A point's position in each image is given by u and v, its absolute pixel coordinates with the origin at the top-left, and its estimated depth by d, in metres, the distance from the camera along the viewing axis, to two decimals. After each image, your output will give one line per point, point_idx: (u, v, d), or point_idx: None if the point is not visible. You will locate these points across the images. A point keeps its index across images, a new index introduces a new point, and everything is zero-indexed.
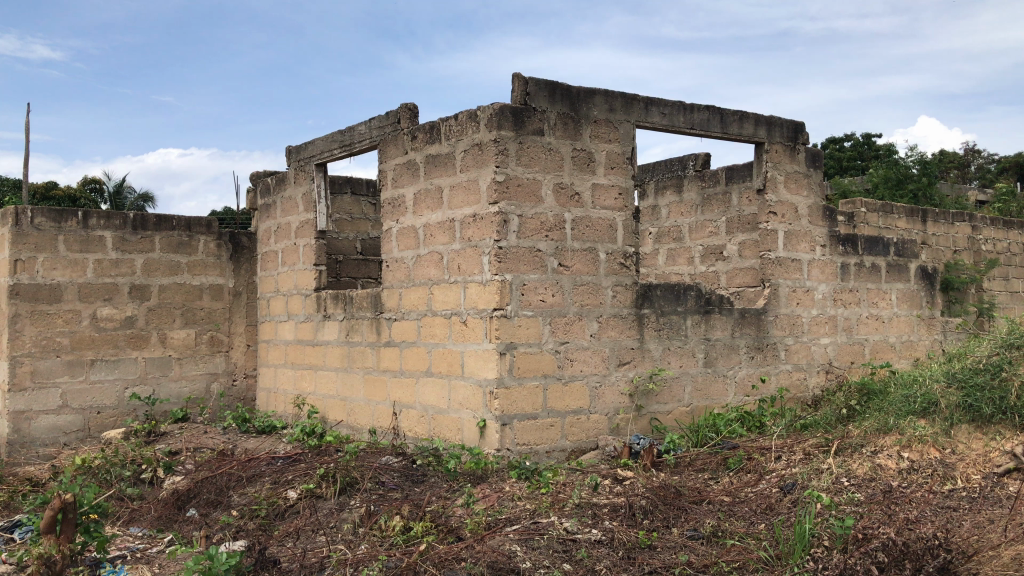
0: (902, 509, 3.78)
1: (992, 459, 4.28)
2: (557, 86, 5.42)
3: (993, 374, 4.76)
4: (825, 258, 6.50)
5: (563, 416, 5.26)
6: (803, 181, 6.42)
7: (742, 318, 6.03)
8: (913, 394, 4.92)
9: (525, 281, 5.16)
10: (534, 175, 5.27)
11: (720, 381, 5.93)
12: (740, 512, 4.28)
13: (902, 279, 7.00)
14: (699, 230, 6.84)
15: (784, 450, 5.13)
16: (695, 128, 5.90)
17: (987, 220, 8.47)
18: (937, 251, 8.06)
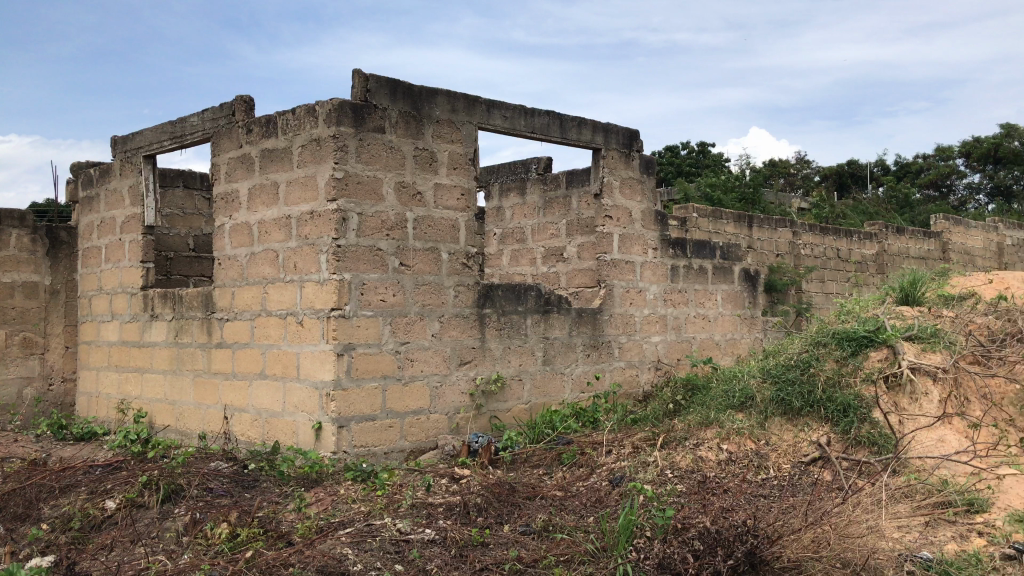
0: (717, 499, 3.98)
1: (801, 449, 4.57)
2: (398, 84, 5.37)
3: (802, 369, 5.04)
4: (656, 260, 6.77)
5: (402, 416, 5.23)
6: (637, 187, 6.66)
7: (579, 318, 6.19)
8: (733, 389, 5.19)
9: (364, 281, 5.09)
10: (374, 173, 5.21)
11: (558, 378, 6.06)
12: (570, 506, 4.39)
13: (727, 281, 7.38)
14: (541, 232, 6.98)
15: (615, 444, 5.31)
16: (535, 132, 6.00)
17: (806, 226, 9.06)
18: (762, 255, 8.58)
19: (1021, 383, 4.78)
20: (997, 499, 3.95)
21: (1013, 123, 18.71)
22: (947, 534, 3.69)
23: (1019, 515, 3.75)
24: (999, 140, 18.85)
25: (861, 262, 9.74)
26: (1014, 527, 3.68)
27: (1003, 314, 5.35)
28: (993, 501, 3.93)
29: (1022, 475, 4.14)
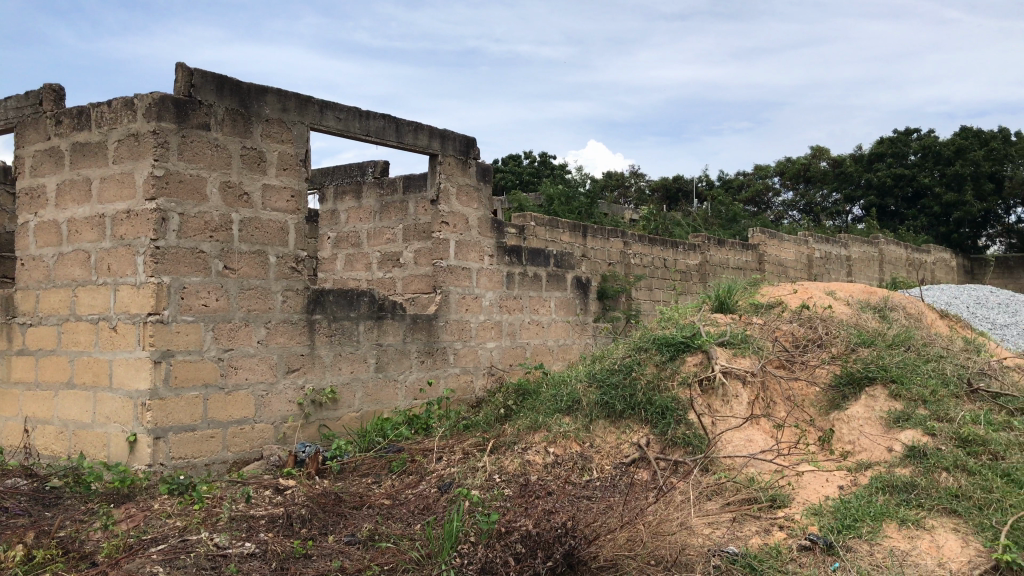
0: (541, 502, 4.05)
1: (623, 451, 4.74)
2: (226, 81, 5.16)
3: (625, 373, 5.23)
4: (491, 267, 6.83)
5: (225, 426, 5.01)
6: (474, 194, 6.71)
7: (413, 324, 6.15)
8: (561, 394, 5.32)
9: (185, 285, 4.85)
10: (197, 172, 4.97)
11: (391, 386, 5.99)
12: (397, 514, 4.34)
13: (560, 288, 7.55)
14: (377, 236, 6.87)
15: (445, 450, 5.31)
16: (370, 136, 5.92)
17: (636, 237, 9.42)
18: (595, 263, 8.84)
19: (820, 385, 5.16)
20: (797, 494, 4.23)
21: (821, 146, 20.32)
22: (752, 530, 3.91)
23: (815, 508, 4.03)
24: (808, 161, 20.47)
25: (686, 272, 10.23)
26: (811, 520, 3.95)
27: (805, 321, 5.76)
28: (793, 496, 4.20)
29: (820, 471, 4.47)
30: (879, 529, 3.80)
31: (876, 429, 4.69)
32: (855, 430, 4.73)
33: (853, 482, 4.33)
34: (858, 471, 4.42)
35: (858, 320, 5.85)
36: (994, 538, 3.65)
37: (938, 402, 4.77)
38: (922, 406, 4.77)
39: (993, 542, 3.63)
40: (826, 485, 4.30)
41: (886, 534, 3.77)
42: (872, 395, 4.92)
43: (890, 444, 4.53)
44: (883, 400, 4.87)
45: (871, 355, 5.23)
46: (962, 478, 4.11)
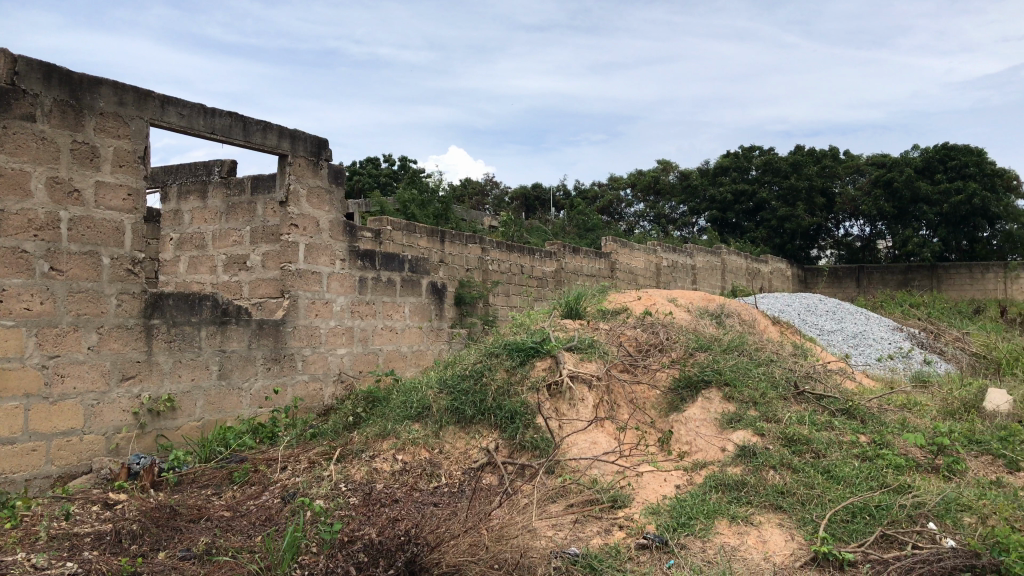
0: (385, 510, 4.01)
1: (471, 456, 4.75)
2: (54, 70, 4.84)
3: (476, 379, 5.24)
4: (343, 271, 6.72)
5: (48, 438, 4.67)
6: (325, 196, 6.58)
7: (259, 330, 5.95)
8: (411, 400, 5.28)
9: (3, 287, 4.52)
10: (20, 166, 4.65)
11: (235, 394, 5.76)
12: (237, 526, 4.18)
13: (415, 293, 7.49)
14: (223, 238, 6.61)
15: (290, 460, 5.17)
16: (215, 134, 5.68)
17: (494, 243, 9.50)
18: (452, 269, 8.84)
19: (661, 388, 5.37)
20: (637, 494, 4.37)
21: (668, 160, 21.39)
22: (593, 530, 4.01)
23: (653, 507, 4.18)
24: (658, 174, 21.62)
25: (542, 279, 10.40)
26: (648, 519, 4.10)
27: (648, 326, 5.98)
28: (634, 496, 4.34)
29: (659, 471, 4.64)
30: (712, 526, 3.98)
31: (711, 430, 4.91)
32: (692, 431, 4.94)
33: (689, 481, 4.52)
34: (694, 470, 4.62)
35: (697, 326, 6.12)
36: (814, 532, 3.90)
37: (767, 404, 5.08)
38: (753, 408, 5.05)
39: (813, 535, 3.88)
40: (663, 485, 4.47)
41: (717, 530, 3.95)
42: (707, 398, 5.16)
43: (723, 444, 4.76)
44: (717, 402, 5.12)
45: (707, 359, 5.49)
46: (787, 476, 4.38)
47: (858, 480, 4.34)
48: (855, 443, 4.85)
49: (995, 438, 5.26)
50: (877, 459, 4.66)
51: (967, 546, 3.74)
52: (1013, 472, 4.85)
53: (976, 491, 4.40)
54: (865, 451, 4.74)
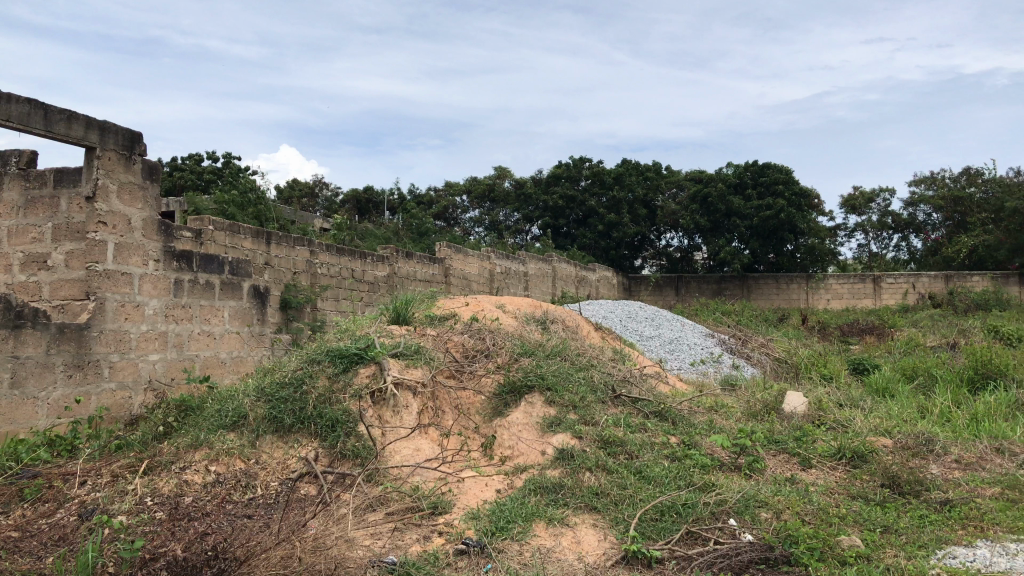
0: (193, 524, 3.82)
1: (289, 466, 4.60)
2: None
3: (296, 387, 5.07)
4: (157, 273, 6.36)
5: None
6: (138, 193, 6.21)
7: (59, 334, 5.51)
8: (226, 409, 5.05)
9: None
10: None
11: (30, 404, 5.30)
12: (25, 547, 3.84)
13: (235, 297, 7.20)
14: (20, 235, 6.05)
15: (90, 474, 4.82)
16: (10, 121, 5.24)
17: (323, 246, 9.31)
18: (279, 272, 8.56)
19: (485, 394, 5.42)
20: (458, 500, 4.38)
21: (504, 167, 21.70)
22: (413, 537, 3.98)
23: (473, 513, 4.20)
24: (494, 182, 21.87)
25: (374, 283, 10.27)
26: (468, 524, 4.11)
27: (475, 332, 6.02)
28: (455, 502, 4.35)
29: (480, 476, 4.68)
30: (529, 529, 4.05)
31: (532, 434, 5.01)
32: (514, 435, 5.02)
33: (509, 485, 4.59)
34: (514, 475, 4.69)
35: (522, 332, 6.24)
36: (625, 531, 4.05)
37: (586, 407, 5.25)
38: (572, 412, 5.20)
39: (624, 534, 4.03)
40: (484, 490, 4.51)
41: (534, 533, 4.03)
42: (529, 402, 5.25)
43: (543, 448, 4.86)
44: (539, 406, 5.22)
45: (530, 364, 5.60)
46: (602, 477, 4.54)
47: (667, 479, 4.56)
48: (666, 444, 5.09)
49: (791, 437, 5.68)
50: (685, 459, 4.92)
51: (762, 540, 4.03)
52: (805, 469, 5.26)
53: (772, 487, 4.74)
54: (675, 452, 5.00)
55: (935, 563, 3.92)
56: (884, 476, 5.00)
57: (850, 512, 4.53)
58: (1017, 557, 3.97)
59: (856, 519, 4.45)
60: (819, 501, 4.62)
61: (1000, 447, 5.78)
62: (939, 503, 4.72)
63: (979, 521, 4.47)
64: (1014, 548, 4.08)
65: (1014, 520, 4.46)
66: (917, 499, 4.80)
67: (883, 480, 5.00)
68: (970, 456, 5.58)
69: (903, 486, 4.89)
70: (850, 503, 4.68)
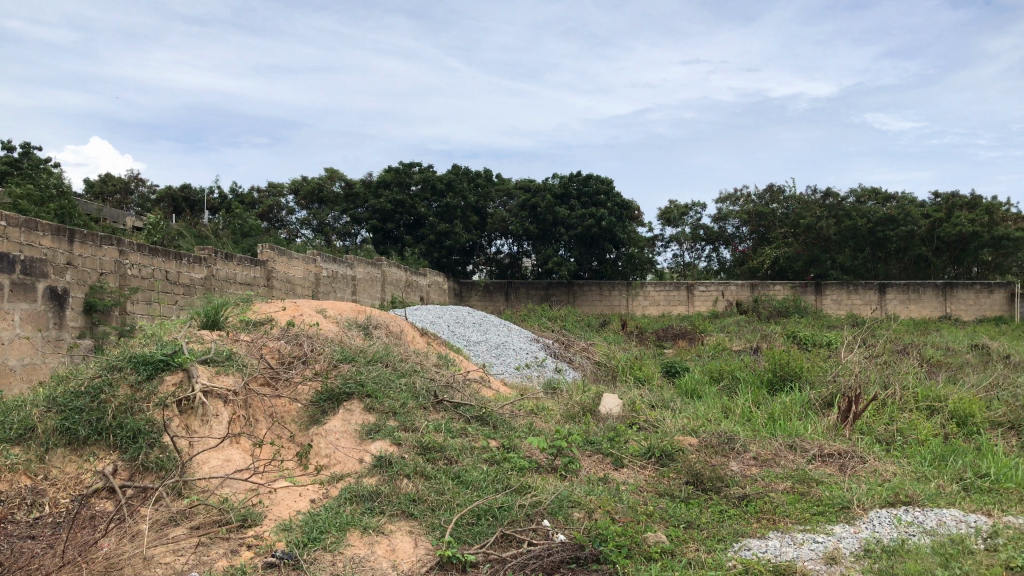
0: None
1: (83, 481, 4.28)
2: None
3: (93, 396, 4.68)
4: None
5: None
6: None
7: None
8: (10, 420, 4.60)
9: None
10: None
11: None
12: None
13: (27, 299, 6.69)
14: None
15: None
16: None
17: (134, 246, 8.74)
18: (83, 272, 7.86)
19: (302, 402, 5.27)
20: (270, 512, 4.22)
21: (333, 168, 21.26)
22: (218, 552, 3.79)
23: (285, 524, 4.06)
24: (322, 182, 21.50)
25: (190, 286, 9.76)
26: (279, 536, 3.97)
27: (293, 338, 5.83)
28: (266, 514, 4.19)
29: (294, 486, 4.53)
30: (342, 538, 3.96)
31: (350, 442, 4.91)
32: (331, 443, 4.90)
33: (324, 494, 4.48)
34: (330, 484, 4.58)
35: (343, 337, 6.12)
36: (440, 537, 4.04)
37: (406, 413, 5.22)
38: (392, 418, 5.15)
39: (439, 540, 4.02)
40: (298, 500, 4.38)
41: (348, 542, 3.95)
42: (348, 409, 5.16)
43: (361, 456, 4.78)
44: (358, 413, 5.14)
45: (350, 370, 5.50)
46: (419, 484, 4.52)
47: (484, 483, 4.61)
48: (486, 449, 5.14)
49: (605, 438, 5.89)
50: (503, 462, 4.99)
51: (574, 539, 4.15)
52: (617, 468, 5.46)
53: (586, 487, 4.88)
54: (494, 455, 5.05)
55: (732, 555, 4.16)
56: (688, 474, 5.27)
57: (656, 510, 4.74)
58: (804, 546, 4.29)
59: (662, 516, 4.66)
60: (629, 500, 4.81)
61: (792, 443, 6.22)
62: (738, 498, 5.02)
63: (771, 514, 4.79)
64: (800, 538, 4.41)
65: (802, 512, 4.81)
66: (718, 494, 5.08)
67: (687, 478, 5.27)
68: (766, 453, 5.98)
69: (705, 483, 5.17)
70: (657, 501, 4.90)
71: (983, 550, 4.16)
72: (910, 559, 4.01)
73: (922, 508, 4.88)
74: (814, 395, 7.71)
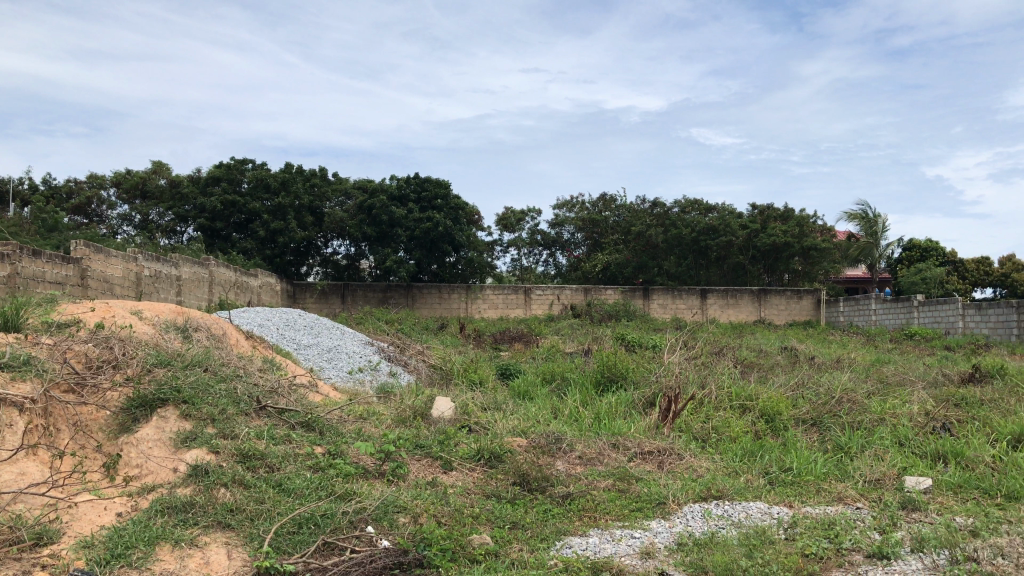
0: None
1: None
2: None
3: None
4: None
5: None
6: None
7: None
8: None
9: None
10: None
11: None
12: None
13: None
14: None
15: None
16: None
17: None
18: None
19: (111, 409, 4.95)
20: (69, 528, 3.93)
21: (159, 162, 20.19)
22: None
23: (86, 540, 3.79)
24: (146, 176, 20.26)
25: None
26: (78, 554, 3.70)
27: (102, 340, 5.45)
28: (65, 530, 3.90)
29: (98, 500, 4.24)
30: (150, 553, 3.73)
31: (163, 451, 4.66)
32: (142, 453, 4.63)
33: (133, 507, 4.21)
34: (139, 496, 4.32)
35: (160, 340, 5.80)
36: (258, 547, 3.89)
37: (226, 420, 5.02)
38: (210, 425, 4.94)
39: (257, 550, 3.87)
40: (102, 515, 4.10)
41: (157, 557, 3.73)
42: (162, 417, 4.89)
43: (175, 465, 4.54)
44: (173, 421, 4.89)
45: (166, 375, 5.21)
46: (237, 493, 4.35)
47: (307, 491, 4.49)
48: (311, 455, 5.01)
49: (435, 441, 5.87)
50: (329, 469, 4.88)
51: (398, 545, 4.10)
52: (446, 471, 5.46)
53: (412, 492, 4.85)
54: (318, 462, 4.92)
55: (553, 554, 4.24)
56: (515, 475, 5.35)
57: (482, 511, 4.77)
58: (622, 542, 4.44)
59: (487, 517, 4.70)
60: (455, 503, 4.82)
61: (615, 442, 6.44)
62: (562, 497, 5.14)
63: (593, 511, 4.93)
64: (619, 534, 4.57)
65: (621, 509, 4.99)
66: (542, 494, 5.18)
67: (514, 478, 5.34)
68: (591, 451, 6.16)
69: (531, 483, 5.26)
70: (483, 502, 4.94)
71: (783, 539, 4.46)
72: (718, 550, 4.23)
73: (731, 502, 5.17)
74: (638, 395, 8.03)
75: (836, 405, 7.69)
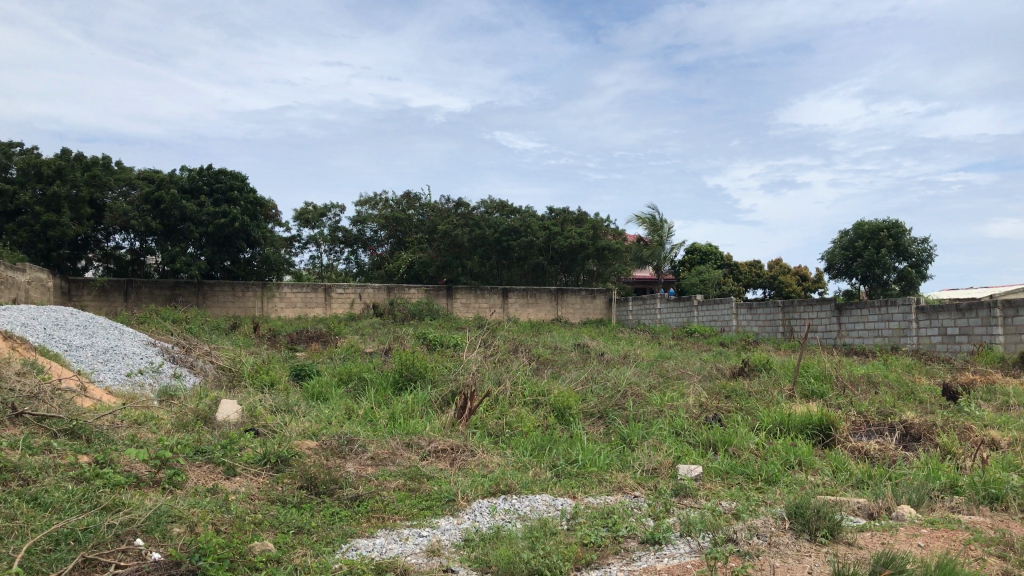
0: None
1: None
2: None
3: None
4: None
5: None
6: None
7: None
8: None
9: None
10: None
11: None
12: None
13: None
14: None
15: None
16: None
17: None
18: None
19: None
20: None
21: None
22: None
23: None
24: None
25: None
26: None
27: None
28: None
29: None
30: None
31: None
32: None
33: None
34: None
35: None
36: (6, 567, 3.52)
37: None
38: None
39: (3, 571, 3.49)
40: None
41: None
42: None
43: None
44: None
45: None
46: None
47: (67, 504, 4.14)
48: (74, 465, 4.62)
49: (217, 446, 5.60)
50: (95, 479, 4.52)
51: (170, 556, 3.84)
52: (228, 477, 5.22)
53: (189, 500, 4.59)
54: (82, 472, 4.55)
55: (339, 557, 4.16)
56: (303, 478, 5.21)
57: (266, 517, 4.60)
58: (408, 541, 4.43)
59: (271, 523, 4.54)
60: (236, 510, 4.62)
61: (409, 441, 6.43)
62: (350, 499, 5.05)
63: (382, 512, 4.89)
64: (406, 533, 4.55)
65: (410, 508, 4.97)
66: (330, 497, 5.07)
67: (302, 482, 5.20)
68: (384, 452, 6.10)
69: (319, 486, 5.14)
70: (268, 508, 4.77)
71: (565, 530, 4.62)
72: (503, 544, 4.31)
73: (518, 496, 5.30)
74: (434, 394, 8.05)
75: (621, 399, 8.10)
